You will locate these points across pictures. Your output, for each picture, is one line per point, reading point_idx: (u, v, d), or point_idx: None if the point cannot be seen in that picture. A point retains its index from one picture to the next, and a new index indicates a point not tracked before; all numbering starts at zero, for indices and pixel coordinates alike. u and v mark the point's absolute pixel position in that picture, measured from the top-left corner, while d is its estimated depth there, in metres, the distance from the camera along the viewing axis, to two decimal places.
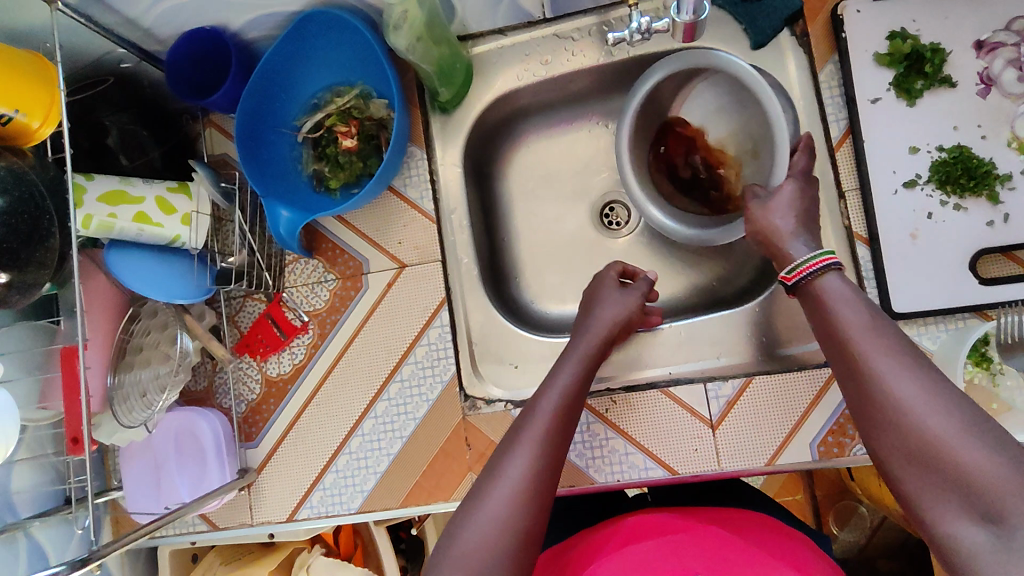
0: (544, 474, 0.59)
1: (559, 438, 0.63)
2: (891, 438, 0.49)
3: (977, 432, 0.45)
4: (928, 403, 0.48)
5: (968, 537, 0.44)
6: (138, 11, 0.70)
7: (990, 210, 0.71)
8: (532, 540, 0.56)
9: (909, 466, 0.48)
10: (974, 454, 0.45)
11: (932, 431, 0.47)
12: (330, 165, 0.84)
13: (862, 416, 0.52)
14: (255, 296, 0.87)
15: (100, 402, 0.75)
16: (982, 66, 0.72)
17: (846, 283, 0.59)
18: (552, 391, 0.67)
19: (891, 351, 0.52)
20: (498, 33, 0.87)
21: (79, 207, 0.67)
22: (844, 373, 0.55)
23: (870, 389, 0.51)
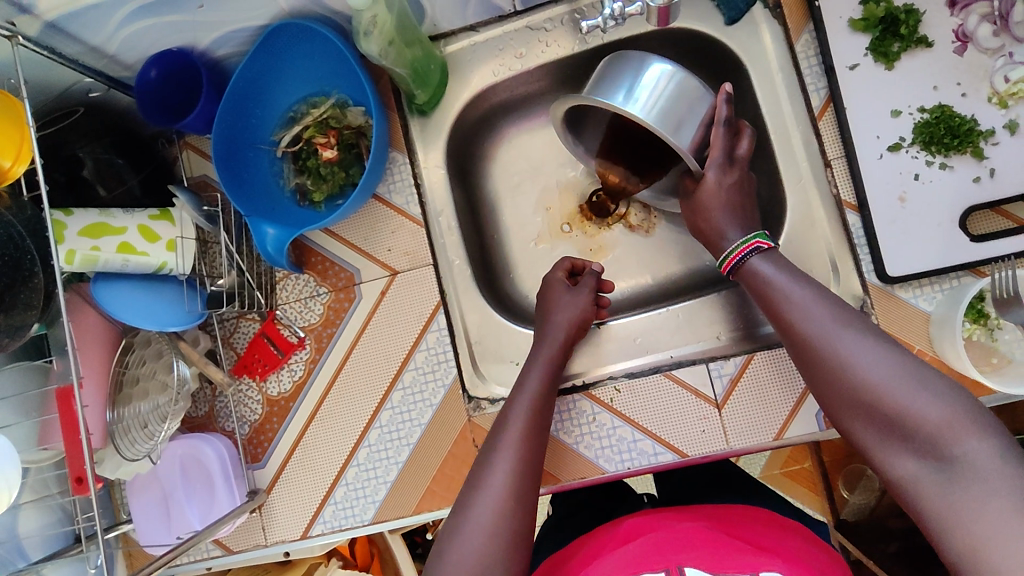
0: (528, 491, 0.61)
1: (535, 434, 0.67)
2: (840, 393, 0.55)
3: (913, 378, 0.52)
4: (868, 357, 0.54)
5: (919, 473, 0.50)
6: (102, 38, 0.69)
7: (975, 166, 0.71)
8: (520, 542, 0.58)
9: (858, 418, 0.54)
10: (909, 398, 0.51)
11: (876, 381, 0.53)
12: (312, 178, 0.83)
13: (811, 377, 0.59)
14: (248, 317, 0.86)
15: (102, 438, 0.74)
16: (957, 23, 0.72)
17: (770, 259, 0.66)
18: (525, 395, 0.70)
19: (826, 315, 0.59)
20: (470, 30, 0.86)
21: (61, 243, 0.66)
22: (788, 340, 0.61)
23: (813, 351, 0.58)
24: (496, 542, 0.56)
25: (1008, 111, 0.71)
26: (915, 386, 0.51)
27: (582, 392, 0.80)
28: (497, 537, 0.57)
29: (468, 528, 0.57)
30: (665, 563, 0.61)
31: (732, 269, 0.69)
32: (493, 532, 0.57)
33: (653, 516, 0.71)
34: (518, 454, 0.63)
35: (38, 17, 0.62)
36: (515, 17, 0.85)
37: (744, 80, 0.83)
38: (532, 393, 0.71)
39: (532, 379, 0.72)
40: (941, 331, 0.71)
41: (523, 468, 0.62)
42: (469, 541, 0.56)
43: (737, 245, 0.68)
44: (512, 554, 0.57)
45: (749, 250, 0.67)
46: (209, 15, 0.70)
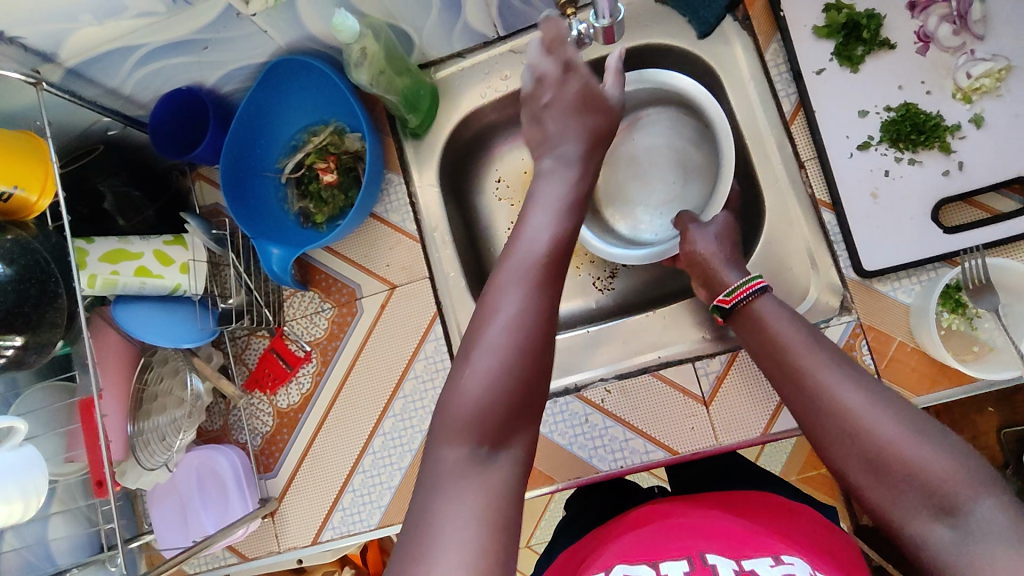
0: (544, 309, 0.54)
1: (556, 262, 0.57)
2: (842, 441, 0.52)
3: (921, 431, 0.49)
4: (873, 409, 0.51)
5: (932, 536, 0.47)
6: (118, 80, 0.76)
7: (944, 160, 0.74)
8: (533, 377, 0.52)
9: (866, 472, 0.50)
10: (923, 452, 0.48)
11: (883, 435, 0.50)
12: (315, 202, 0.89)
13: (809, 424, 0.55)
14: (259, 333, 0.91)
15: (123, 450, 0.81)
16: (918, 25, 0.75)
17: (777, 303, 0.65)
18: (534, 222, 0.58)
19: (831, 363, 0.56)
20: (458, 57, 0.91)
21: (84, 269, 0.73)
22: (787, 386, 0.58)
23: (817, 398, 0.54)
24: (509, 385, 0.51)
25: (972, 105, 0.73)
26: (924, 441, 0.49)
27: (573, 394, 0.83)
28: (508, 377, 0.51)
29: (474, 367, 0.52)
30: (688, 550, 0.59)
31: (734, 306, 0.68)
32: (508, 373, 0.51)
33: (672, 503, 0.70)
34: (537, 279, 0.55)
35: (60, 64, 0.70)
36: (499, 42, 0.90)
37: (719, 89, 0.86)
38: (551, 215, 0.59)
39: (542, 219, 0.58)
40: (920, 322, 0.73)
41: (535, 266, 0.55)
42: (471, 385, 0.51)
43: (739, 285, 0.68)
44: (523, 401, 0.52)
45: (755, 289, 0.67)
46: (213, 56, 0.77)
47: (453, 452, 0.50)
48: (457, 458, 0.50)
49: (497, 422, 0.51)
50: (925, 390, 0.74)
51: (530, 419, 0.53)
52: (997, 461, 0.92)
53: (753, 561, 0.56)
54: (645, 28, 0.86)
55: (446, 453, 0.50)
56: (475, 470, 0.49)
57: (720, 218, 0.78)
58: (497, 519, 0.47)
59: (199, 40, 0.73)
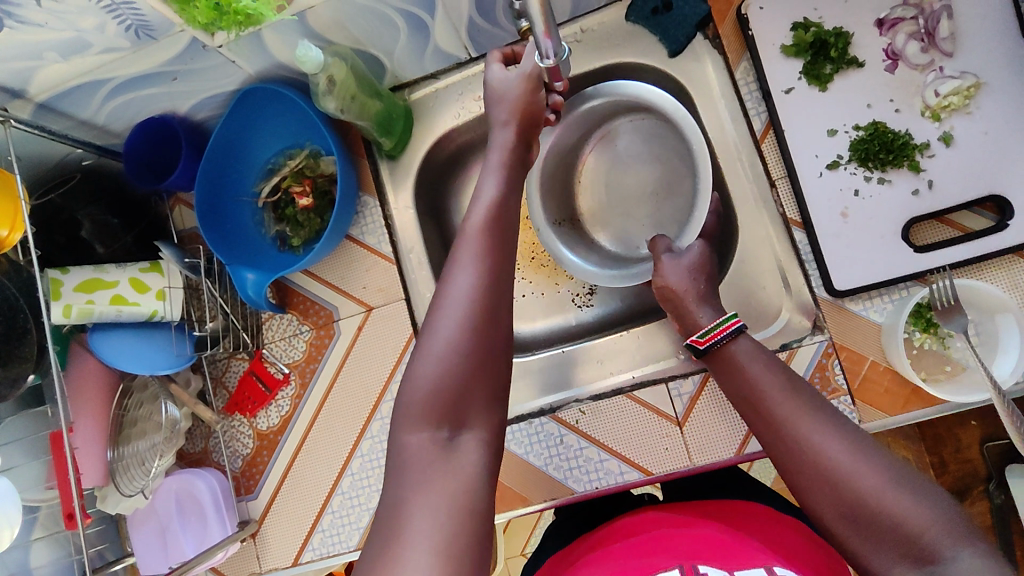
0: (489, 286, 0.56)
1: (497, 239, 0.59)
2: (824, 494, 0.52)
3: (901, 481, 0.50)
4: (853, 459, 0.52)
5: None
6: (89, 112, 0.77)
7: (914, 179, 0.73)
8: (486, 354, 0.54)
9: (849, 522, 0.51)
10: (903, 502, 0.49)
11: (864, 487, 0.50)
12: (291, 225, 0.90)
13: (790, 476, 0.55)
14: (239, 356, 0.92)
15: (102, 477, 0.81)
16: (886, 42, 0.74)
17: (753, 345, 0.65)
18: (481, 201, 0.61)
19: (808, 411, 0.57)
20: (431, 78, 0.91)
21: (59, 300, 0.75)
22: (766, 434, 0.58)
23: (797, 448, 0.55)
24: (461, 365, 0.53)
25: (941, 123, 0.72)
26: (903, 492, 0.49)
27: (548, 415, 0.84)
28: (465, 358, 0.53)
29: (432, 346, 0.53)
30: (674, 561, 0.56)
31: (709, 349, 0.66)
32: (465, 353, 0.53)
33: (656, 515, 0.67)
34: (478, 262, 0.57)
35: (30, 99, 0.71)
36: (471, 63, 0.90)
37: (692, 107, 0.86)
38: (490, 198, 0.61)
39: (477, 206, 0.61)
40: (891, 341, 0.72)
41: (478, 246, 0.58)
42: (427, 374, 0.53)
43: (711, 327, 0.67)
44: (482, 377, 0.54)
45: (729, 330, 0.66)
46: (182, 86, 0.77)
47: (418, 437, 0.51)
48: (420, 442, 0.51)
49: (457, 404, 0.52)
50: (898, 409, 0.74)
51: (492, 394, 0.55)
52: (981, 474, 0.91)
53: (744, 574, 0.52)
54: (615, 47, 0.86)
55: (410, 441, 0.51)
56: (440, 457, 0.50)
57: (695, 247, 0.77)
58: (462, 504, 0.48)
59: (167, 72, 0.73)
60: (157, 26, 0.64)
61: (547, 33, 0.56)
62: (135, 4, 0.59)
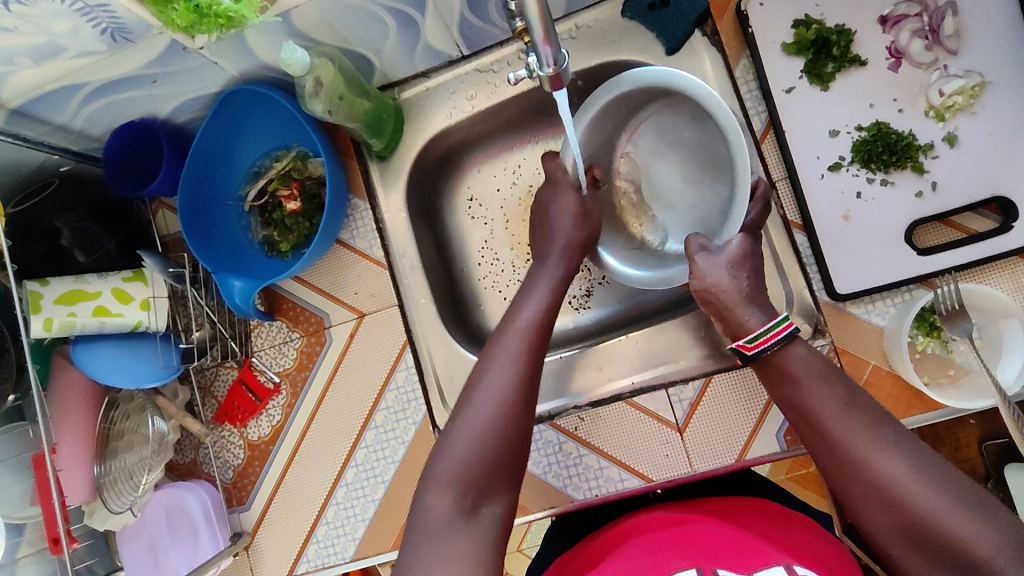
0: (526, 383, 0.60)
1: (541, 348, 0.63)
2: (885, 516, 0.51)
3: (964, 502, 0.48)
4: (913, 480, 0.50)
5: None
6: (66, 118, 0.74)
7: (917, 180, 0.72)
8: (516, 439, 0.57)
9: (913, 548, 0.49)
10: (970, 527, 0.47)
11: (925, 510, 0.49)
12: (278, 229, 0.87)
13: (848, 495, 0.53)
14: (227, 365, 0.90)
15: (89, 493, 0.79)
16: (890, 40, 0.73)
17: (809, 354, 0.60)
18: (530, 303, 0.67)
19: (867, 426, 0.54)
20: (422, 77, 0.88)
21: (38, 314, 0.72)
22: (822, 452, 0.56)
23: (857, 470, 0.53)
24: (492, 443, 0.56)
25: (945, 123, 0.71)
26: (967, 513, 0.47)
27: (547, 422, 0.82)
28: (494, 440, 0.56)
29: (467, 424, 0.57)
30: (689, 561, 0.54)
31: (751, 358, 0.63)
32: (494, 435, 0.56)
33: (662, 517, 0.65)
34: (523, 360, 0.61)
35: (3, 106, 0.67)
36: (463, 60, 0.87)
37: None
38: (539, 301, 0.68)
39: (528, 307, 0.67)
40: (894, 346, 0.71)
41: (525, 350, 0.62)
42: (458, 448, 0.56)
43: (762, 331, 0.61)
44: (505, 453, 0.57)
45: (777, 338, 0.60)
46: (163, 89, 0.74)
47: (441, 500, 0.53)
48: (444, 506, 0.53)
49: (479, 483, 0.55)
50: (900, 414, 0.73)
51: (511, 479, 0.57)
52: (979, 473, 0.90)
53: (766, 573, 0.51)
54: (610, 44, 0.82)
55: (432, 504, 0.53)
56: (460, 526, 0.52)
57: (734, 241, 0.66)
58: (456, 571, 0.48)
59: (147, 75, 0.70)
60: (135, 29, 0.61)
61: (546, 39, 0.54)
62: (111, 7, 0.56)
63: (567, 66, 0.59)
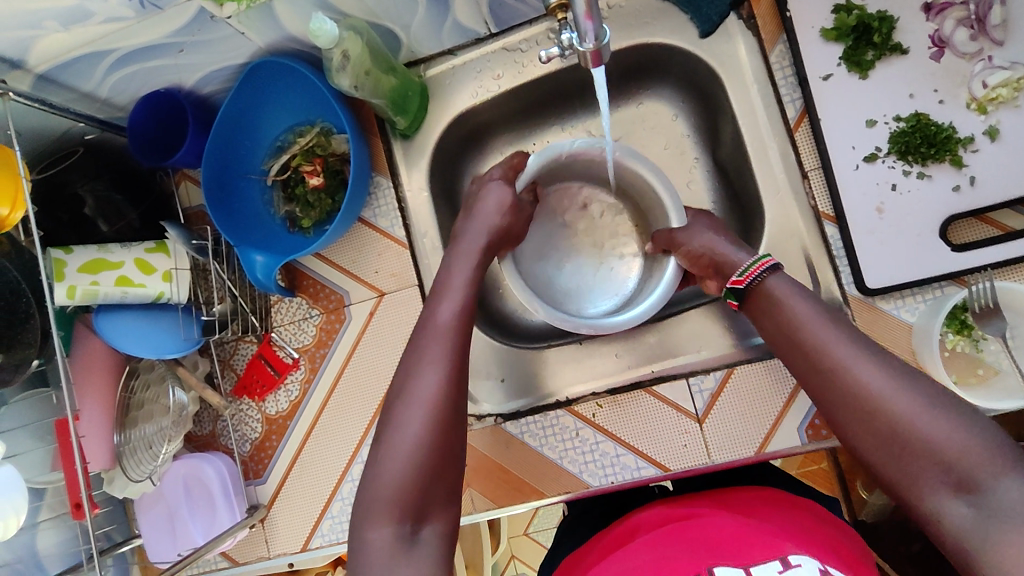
0: (454, 381, 0.58)
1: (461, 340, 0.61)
2: (860, 423, 0.51)
3: (939, 405, 0.48)
4: (889, 386, 0.50)
5: (950, 513, 0.45)
6: (92, 85, 0.73)
7: (955, 175, 0.70)
8: (450, 449, 0.56)
9: (885, 453, 0.49)
10: (943, 427, 0.47)
11: (902, 413, 0.48)
12: (301, 206, 0.87)
13: (830, 407, 0.54)
14: (247, 339, 0.90)
15: (109, 460, 0.81)
16: (933, 28, 0.71)
17: (788, 279, 0.62)
18: (450, 301, 0.64)
19: (846, 340, 0.54)
20: (448, 54, 0.87)
21: (62, 281, 0.71)
22: (804, 368, 0.56)
23: (836, 380, 0.53)
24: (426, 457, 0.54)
25: (987, 117, 0.69)
26: (942, 414, 0.47)
27: (564, 408, 0.82)
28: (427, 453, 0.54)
29: (396, 442, 0.54)
30: (692, 567, 0.52)
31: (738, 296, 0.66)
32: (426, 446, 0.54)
33: (665, 511, 0.65)
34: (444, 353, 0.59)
35: (29, 70, 0.67)
36: (491, 39, 0.86)
37: (719, 92, 0.82)
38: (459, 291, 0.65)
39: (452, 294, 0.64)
40: (923, 343, 0.70)
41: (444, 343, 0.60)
42: (390, 470, 0.53)
43: (750, 264, 0.64)
44: (442, 464, 0.55)
45: (762, 268, 0.63)
46: (189, 58, 0.73)
47: (380, 534, 0.52)
48: (385, 536, 0.51)
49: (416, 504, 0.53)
50: None
51: (451, 492, 0.56)
52: None
53: (761, 568, 0.50)
54: (644, 25, 0.81)
55: (373, 537, 0.52)
56: (404, 553, 0.51)
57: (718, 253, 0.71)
58: None
59: (173, 43, 0.69)
60: None
61: (588, 14, 0.52)
62: None
63: (608, 43, 0.57)
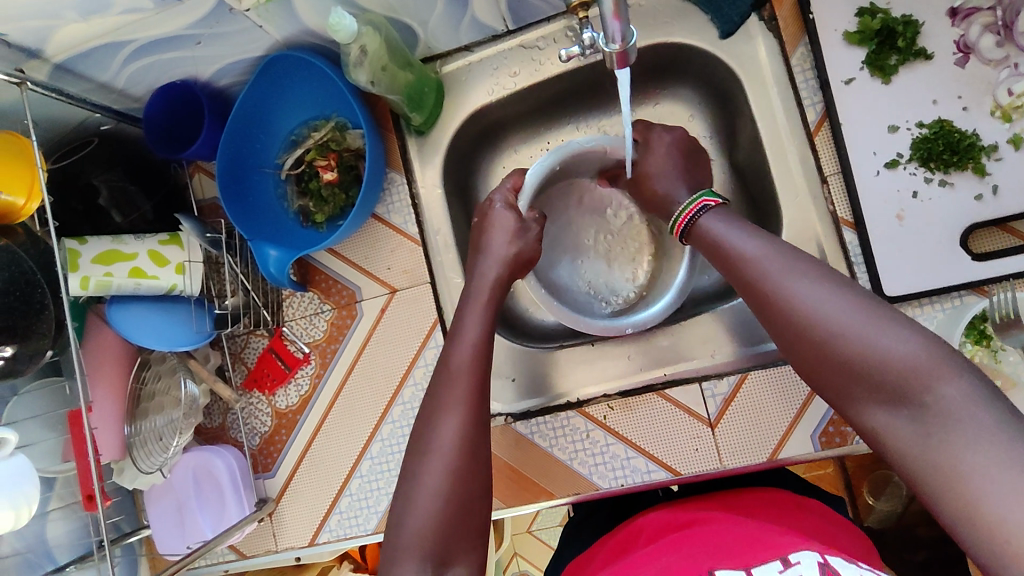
0: (474, 429, 0.58)
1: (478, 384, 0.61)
2: (800, 345, 0.51)
3: (873, 316, 0.48)
4: (823, 303, 0.50)
5: (889, 424, 0.45)
6: (108, 75, 0.73)
7: (978, 183, 0.69)
8: (474, 497, 0.55)
9: (825, 371, 0.49)
10: (875, 338, 0.46)
11: (835, 330, 0.48)
12: (314, 200, 0.86)
13: (776, 334, 0.53)
14: (258, 333, 0.90)
15: (119, 451, 0.81)
16: (959, 34, 0.70)
17: (729, 220, 0.62)
18: (464, 345, 0.64)
19: (784, 266, 0.54)
20: (465, 50, 0.86)
21: (76, 271, 0.72)
22: (749, 298, 0.57)
23: (775, 306, 0.53)
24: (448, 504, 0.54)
25: (1012, 125, 0.68)
26: (876, 327, 0.47)
27: (575, 409, 0.82)
28: (451, 499, 0.54)
29: (420, 494, 0.54)
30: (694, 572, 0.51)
31: (685, 232, 0.67)
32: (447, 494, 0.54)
33: (670, 514, 0.66)
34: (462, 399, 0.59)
35: (47, 60, 0.67)
36: (508, 36, 0.85)
37: (738, 94, 0.81)
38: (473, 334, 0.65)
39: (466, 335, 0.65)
40: None
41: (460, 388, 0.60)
42: (413, 521, 0.53)
43: (685, 211, 0.67)
44: (465, 511, 0.54)
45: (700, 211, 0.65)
46: (206, 50, 0.73)
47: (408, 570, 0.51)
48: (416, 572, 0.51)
49: (443, 552, 0.52)
50: None
51: (476, 531, 0.55)
52: None
53: (762, 569, 0.48)
54: (664, 25, 0.80)
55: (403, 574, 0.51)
56: None
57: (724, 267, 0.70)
58: None
59: (190, 35, 0.69)
60: None
61: (616, 14, 0.51)
62: None
63: (634, 45, 0.56)
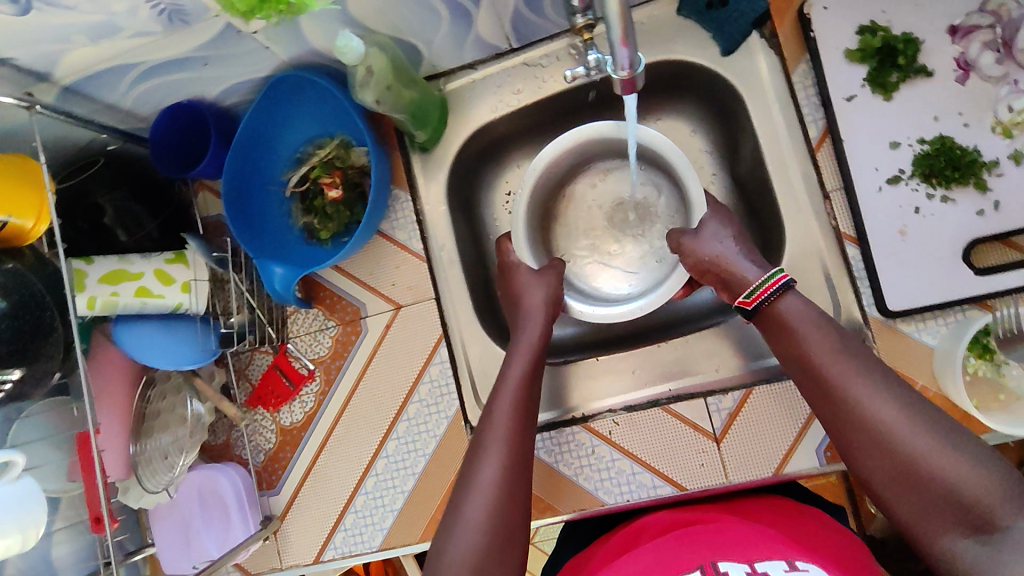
0: (515, 477, 0.60)
1: (522, 437, 0.64)
2: (877, 458, 0.53)
3: (954, 444, 0.51)
4: (907, 424, 0.52)
5: (963, 551, 0.48)
6: (116, 96, 0.73)
7: (979, 199, 0.70)
8: (515, 537, 0.58)
9: (897, 487, 0.52)
10: (957, 467, 0.50)
11: (915, 452, 0.51)
12: (319, 217, 0.87)
13: (846, 440, 0.56)
14: (262, 350, 0.90)
15: (125, 470, 0.80)
16: (959, 51, 0.70)
17: (801, 303, 0.63)
18: (507, 390, 0.67)
19: (863, 375, 0.56)
20: (468, 68, 0.87)
21: (82, 292, 0.71)
22: (818, 398, 0.58)
23: (851, 413, 0.55)
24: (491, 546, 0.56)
25: (1013, 140, 0.69)
26: (956, 456, 0.50)
27: (579, 424, 0.82)
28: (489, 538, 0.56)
29: (455, 538, 0.56)
30: (696, 560, 0.52)
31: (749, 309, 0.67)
32: (484, 530, 0.56)
33: (671, 516, 0.66)
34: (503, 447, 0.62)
35: (55, 82, 0.67)
36: (512, 54, 0.86)
37: (740, 109, 0.81)
38: (513, 380, 0.68)
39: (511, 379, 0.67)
40: (945, 366, 0.69)
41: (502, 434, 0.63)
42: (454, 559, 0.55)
43: (762, 282, 0.65)
44: (503, 547, 0.56)
45: (777, 288, 0.64)
46: (213, 71, 0.74)
47: None
48: None
49: None
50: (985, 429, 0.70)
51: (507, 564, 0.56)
52: None
53: (765, 564, 0.49)
54: (666, 42, 0.80)
55: None
56: None
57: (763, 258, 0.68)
58: None
59: (198, 57, 0.69)
60: (192, 10, 0.60)
61: (625, 39, 0.52)
62: None
63: (642, 71, 0.57)
